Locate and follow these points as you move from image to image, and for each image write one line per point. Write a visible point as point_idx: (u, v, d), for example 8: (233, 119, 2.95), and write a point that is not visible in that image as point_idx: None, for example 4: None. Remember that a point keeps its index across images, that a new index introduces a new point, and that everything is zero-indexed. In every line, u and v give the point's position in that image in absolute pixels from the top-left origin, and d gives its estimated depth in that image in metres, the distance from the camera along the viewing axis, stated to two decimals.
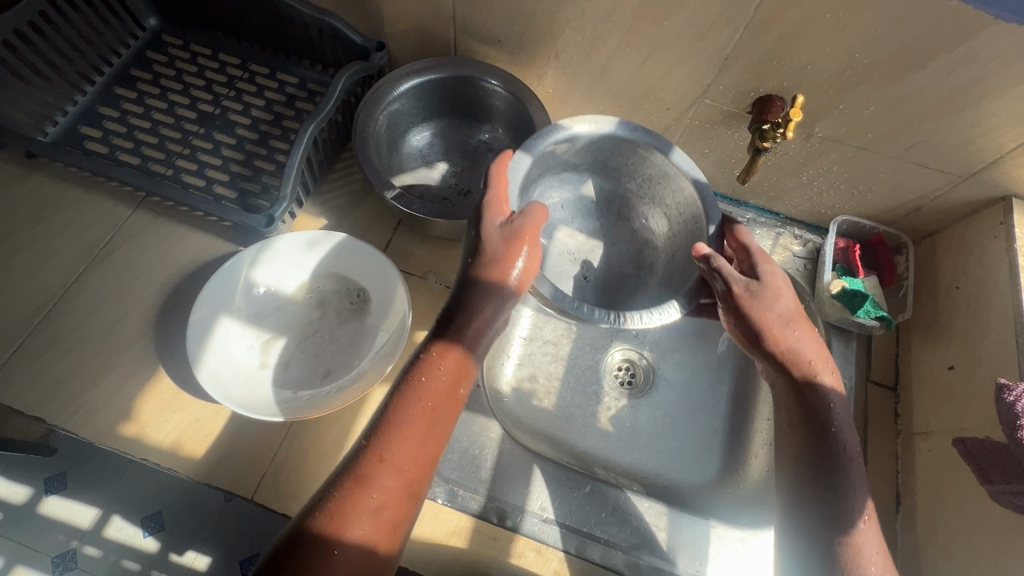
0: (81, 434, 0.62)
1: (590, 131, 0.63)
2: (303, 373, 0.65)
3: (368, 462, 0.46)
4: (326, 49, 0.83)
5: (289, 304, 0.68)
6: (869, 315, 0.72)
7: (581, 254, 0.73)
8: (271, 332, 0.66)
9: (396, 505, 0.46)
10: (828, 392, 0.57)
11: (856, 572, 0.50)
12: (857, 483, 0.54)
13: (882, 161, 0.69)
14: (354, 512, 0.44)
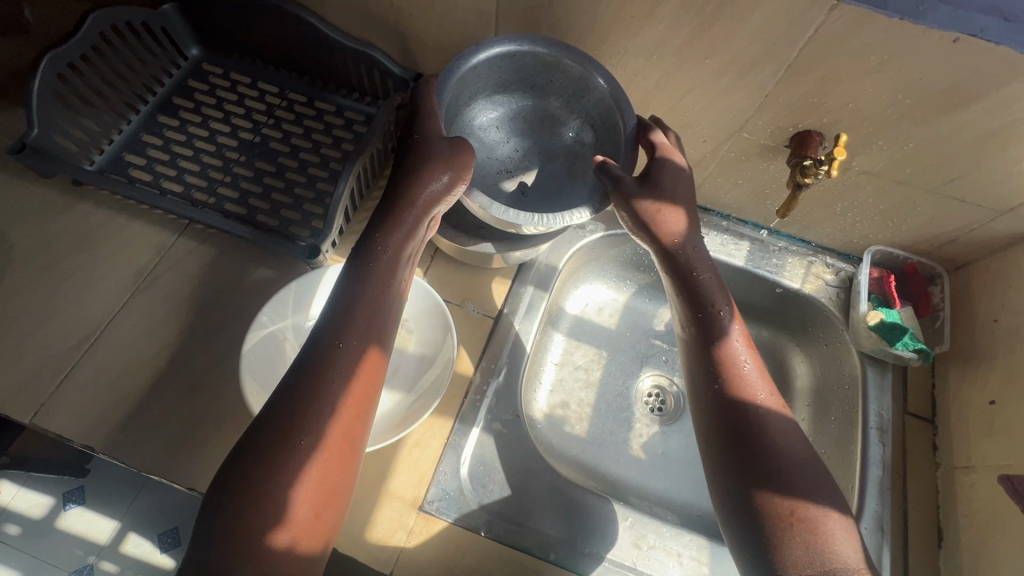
0: (129, 462, 0.63)
1: (505, 48, 0.66)
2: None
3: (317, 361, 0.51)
4: (365, 79, 0.85)
5: None
6: (908, 347, 0.73)
7: (519, 167, 0.77)
8: None
9: (346, 396, 0.51)
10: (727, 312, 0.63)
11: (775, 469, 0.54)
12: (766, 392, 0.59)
13: (919, 195, 0.70)
14: (306, 396, 0.49)
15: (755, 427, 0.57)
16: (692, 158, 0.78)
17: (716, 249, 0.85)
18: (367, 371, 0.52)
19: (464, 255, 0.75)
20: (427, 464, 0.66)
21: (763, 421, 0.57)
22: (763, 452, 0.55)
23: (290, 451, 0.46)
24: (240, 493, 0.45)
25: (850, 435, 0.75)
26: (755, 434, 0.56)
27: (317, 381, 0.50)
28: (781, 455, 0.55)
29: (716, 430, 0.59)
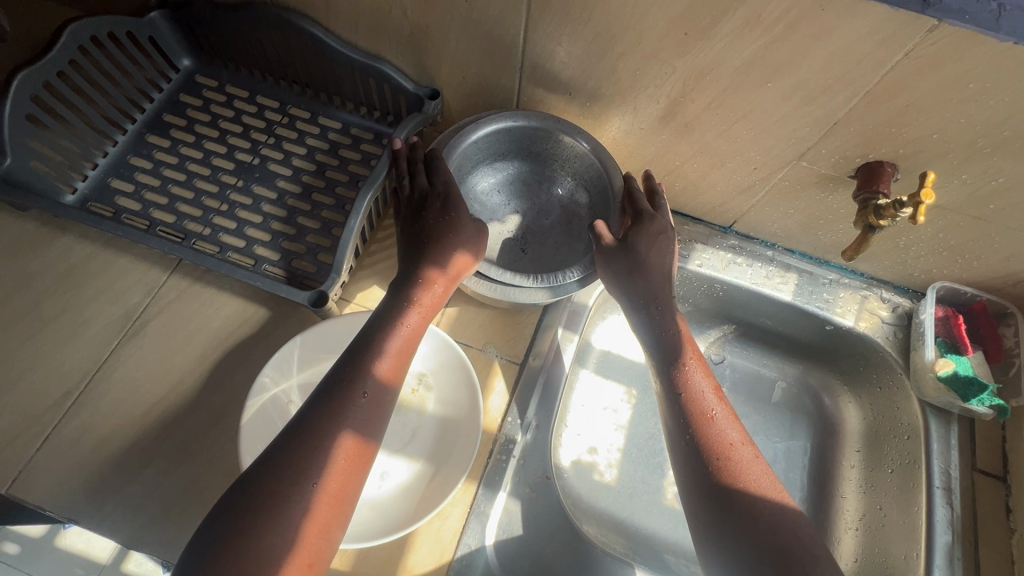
0: (117, 537, 0.57)
1: (499, 123, 0.69)
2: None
3: (334, 406, 0.47)
4: (373, 95, 0.77)
5: None
6: (983, 403, 0.66)
7: (519, 230, 0.76)
8: None
9: (354, 454, 0.46)
10: (699, 381, 0.58)
11: (782, 552, 0.48)
12: (755, 466, 0.53)
13: (1000, 232, 0.62)
14: (320, 446, 0.45)
15: (749, 510, 0.50)
16: (739, 185, 0.70)
17: (759, 282, 0.77)
18: (358, 454, 0.47)
19: (488, 297, 0.68)
20: (449, 535, 0.60)
21: (757, 503, 0.51)
22: (762, 540, 0.49)
23: (296, 496, 0.42)
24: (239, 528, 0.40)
25: (912, 494, 0.68)
26: (750, 520, 0.50)
27: (293, 461, 0.44)
28: (786, 544, 0.48)
29: (706, 516, 0.52)
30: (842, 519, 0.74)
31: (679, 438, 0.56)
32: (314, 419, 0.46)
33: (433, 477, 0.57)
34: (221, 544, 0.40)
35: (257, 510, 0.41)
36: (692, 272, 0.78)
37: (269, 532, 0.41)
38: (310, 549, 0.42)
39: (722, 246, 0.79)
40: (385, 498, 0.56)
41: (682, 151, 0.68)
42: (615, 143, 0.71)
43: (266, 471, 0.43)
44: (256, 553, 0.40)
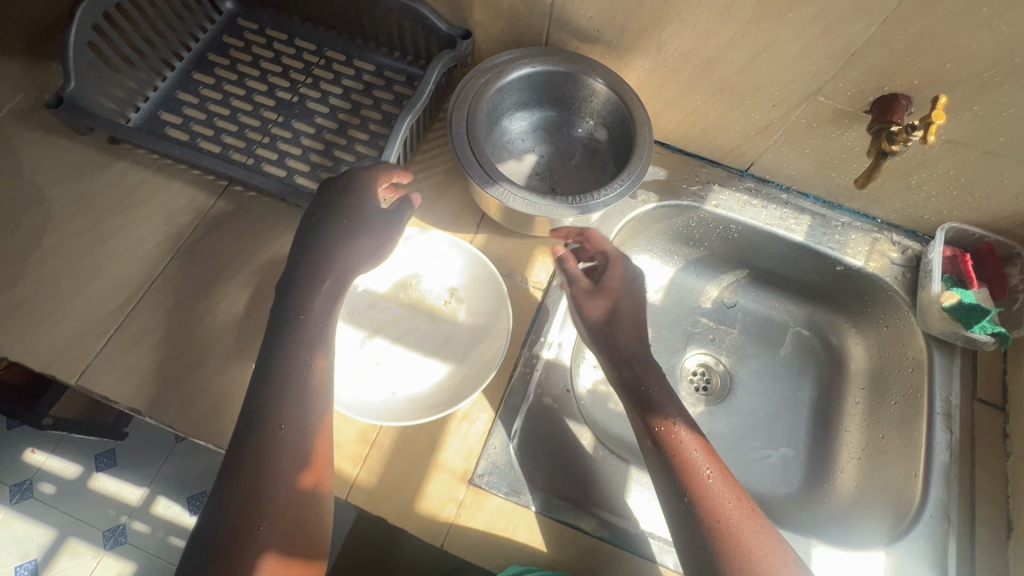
0: (175, 426, 0.62)
1: (526, 66, 0.70)
2: (400, 376, 0.63)
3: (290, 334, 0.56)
4: (407, 38, 0.81)
5: (383, 302, 0.67)
6: (985, 330, 0.69)
7: (547, 171, 0.77)
8: (366, 331, 0.66)
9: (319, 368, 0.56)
10: (684, 437, 0.58)
11: None
12: (746, 520, 0.54)
13: (1008, 167, 0.65)
14: (290, 369, 0.54)
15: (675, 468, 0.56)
16: (757, 125, 0.73)
17: (774, 223, 0.80)
18: (325, 379, 0.56)
19: (513, 222, 0.72)
20: (476, 437, 0.64)
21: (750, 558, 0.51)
22: (688, 498, 0.55)
23: (279, 417, 0.53)
24: (255, 437, 0.52)
25: (913, 421, 0.72)
26: (676, 476, 0.56)
27: (276, 383, 0.54)
28: (706, 501, 0.54)
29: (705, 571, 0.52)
30: (845, 449, 0.78)
31: (673, 498, 0.56)
32: (284, 339, 0.56)
33: (466, 374, 0.62)
34: (230, 465, 0.51)
35: (253, 447, 0.52)
36: (708, 212, 0.81)
37: (272, 448, 0.52)
38: (309, 447, 0.53)
39: (739, 188, 0.82)
40: (424, 394, 0.62)
41: (704, 89, 0.71)
42: (640, 83, 0.74)
43: (249, 406, 0.53)
44: (265, 463, 0.51)
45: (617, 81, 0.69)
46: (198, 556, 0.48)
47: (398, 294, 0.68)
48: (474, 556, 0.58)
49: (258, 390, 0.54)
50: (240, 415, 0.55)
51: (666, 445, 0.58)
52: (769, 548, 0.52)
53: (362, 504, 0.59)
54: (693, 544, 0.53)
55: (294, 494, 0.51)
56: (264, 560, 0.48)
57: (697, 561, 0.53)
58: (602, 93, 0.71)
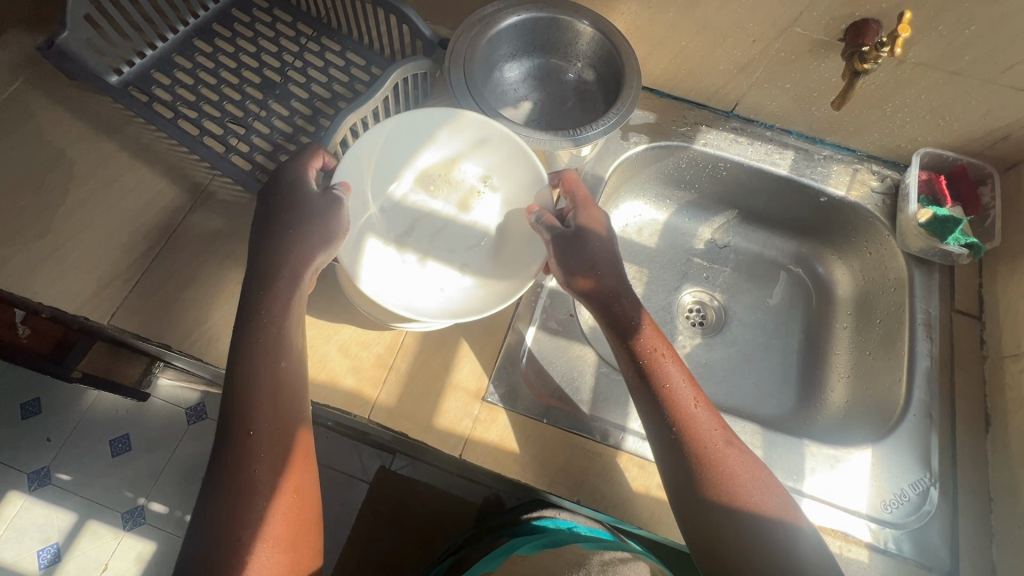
0: (203, 358, 0.66)
1: (518, 14, 0.73)
2: (444, 269, 0.70)
3: (256, 333, 0.56)
4: (393, 38, 0.83)
5: (416, 201, 0.73)
6: (959, 242, 0.74)
7: (541, 118, 0.81)
8: (406, 230, 0.72)
9: (288, 370, 0.56)
10: (669, 373, 0.58)
11: (756, 520, 0.53)
12: (730, 448, 0.56)
13: (975, 87, 0.69)
14: (254, 371, 0.55)
15: (663, 402, 0.57)
16: (740, 62, 0.77)
17: (758, 158, 0.84)
18: (294, 378, 0.56)
19: None
20: (486, 358, 0.68)
21: (732, 482, 0.54)
22: (675, 431, 0.56)
23: (249, 420, 0.53)
24: (234, 441, 0.53)
25: (897, 334, 0.76)
26: (663, 410, 0.57)
27: (244, 385, 0.54)
28: (691, 429, 0.56)
29: (690, 500, 0.54)
30: (835, 369, 0.83)
31: (661, 431, 0.57)
32: (250, 336, 0.56)
33: (499, 267, 0.70)
34: (224, 413, 0.54)
35: (234, 450, 0.53)
36: (697, 151, 0.85)
37: (250, 450, 0.53)
38: (286, 435, 0.55)
39: (724, 128, 0.86)
40: (468, 284, 0.69)
41: (688, 29, 0.75)
42: (626, 28, 0.78)
43: (232, 359, 0.56)
44: (245, 466, 0.52)
45: (611, 30, 0.72)
46: (212, 492, 0.52)
47: (428, 191, 0.73)
48: (487, 465, 0.63)
49: (263, 331, 0.56)
50: (249, 344, 0.56)
51: (654, 383, 0.58)
52: (748, 470, 0.55)
53: (384, 420, 0.64)
54: (678, 471, 0.55)
55: (280, 493, 0.53)
56: (273, 497, 0.52)
57: (678, 485, 0.55)
58: (593, 38, 0.74)
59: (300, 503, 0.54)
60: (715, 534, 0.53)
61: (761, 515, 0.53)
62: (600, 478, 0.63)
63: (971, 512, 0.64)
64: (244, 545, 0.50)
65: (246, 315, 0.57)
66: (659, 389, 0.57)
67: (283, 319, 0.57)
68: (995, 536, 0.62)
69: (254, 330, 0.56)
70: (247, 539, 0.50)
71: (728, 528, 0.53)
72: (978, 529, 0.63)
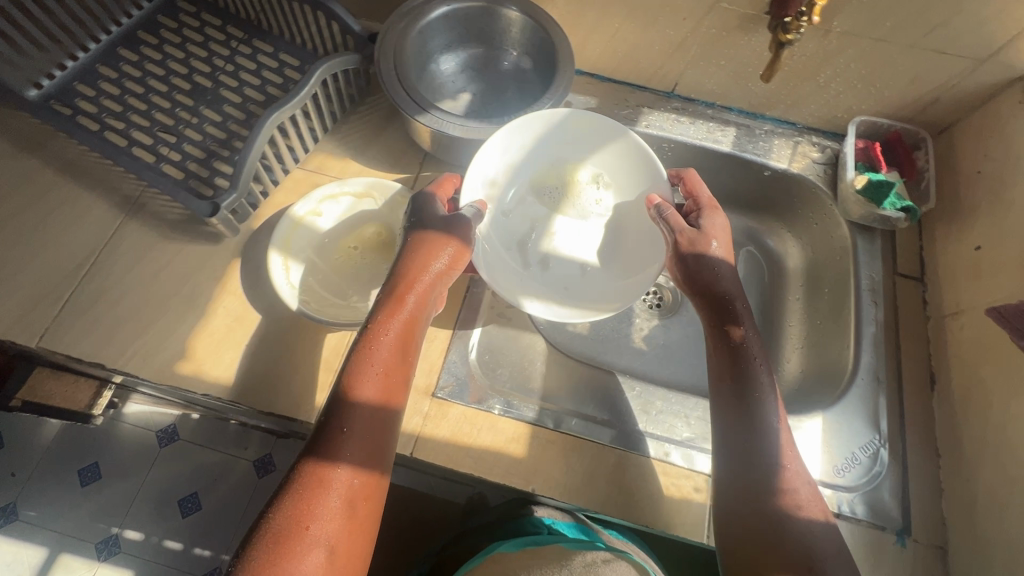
0: (141, 375, 0.64)
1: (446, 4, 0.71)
2: (565, 272, 0.76)
3: (377, 330, 0.56)
4: (325, 36, 0.81)
5: (533, 205, 0.78)
6: (894, 206, 0.75)
7: (480, 108, 0.80)
8: (522, 235, 0.77)
9: (399, 380, 0.55)
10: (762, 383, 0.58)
11: (796, 539, 0.51)
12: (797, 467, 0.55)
13: (901, 52, 0.70)
14: (367, 365, 0.54)
15: (738, 389, 0.58)
16: (673, 41, 0.77)
17: (702, 136, 0.84)
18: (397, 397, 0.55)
19: (454, 155, 0.75)
20: (437, 353, 0.67)
21: (787, 494, 0.53)
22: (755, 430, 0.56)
23: (351, 412, 0.51)
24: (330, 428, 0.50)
25: (844, 301, 0.77)
26: (737, 395, 0.58)
27: (357, 377, 0.53)
28: (757, 420, 0.57)
29: (742, 492, 0.54)
30: (790, 341, 0.83)
31: (737, 424, 0.57)
32: (372, 334, 0.56)
33: (623, 269, 0.76)
34: (322, 418, 0.52)
35: (325, 437, 0.50)
36: (640, 133, 0.85)
37: (338, 441, 0.50)
38: (375, 445, 0.51)
39: (666, 109, 0.86)
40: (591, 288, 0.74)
41: (620, 10, 0.75)
42: (558, 12, 0.77)
43: (352, 348, 0.55)
44: (330, 454, 0.49)
45: (540, 15, 0.72)
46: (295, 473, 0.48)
47: (542, 196, 0.78)
48: (438, 461, 0.62)
49: (382, 330, 0.56)
50: (364, 342, 0.55)
51: (746, 384, 0.58)
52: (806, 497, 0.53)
53: None
54: (742, 465, 0.55)
55: (350, 498, 0.48)
56: (344, 498, 0.48)
57: (737, 476, 0.55)
58: (525, 25, 0.73)
59: (364, 525, 0.48)
60: (755, 535, 0.52)
61: (797, 519, 0.52)
62: (553, 465, 0.62)
63: (919, 470, 0.65)
64: (302, 536, 0.45)
65: (367, 324, 0.57)
66: (749, 389, 0.58)
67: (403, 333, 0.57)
68: (943, 492, 0.63)
69: (374, 331, 0.56)
70: (314, 532, 0.45)
71: (760, 519, 0.52)
72: (927, 486, 0.64)
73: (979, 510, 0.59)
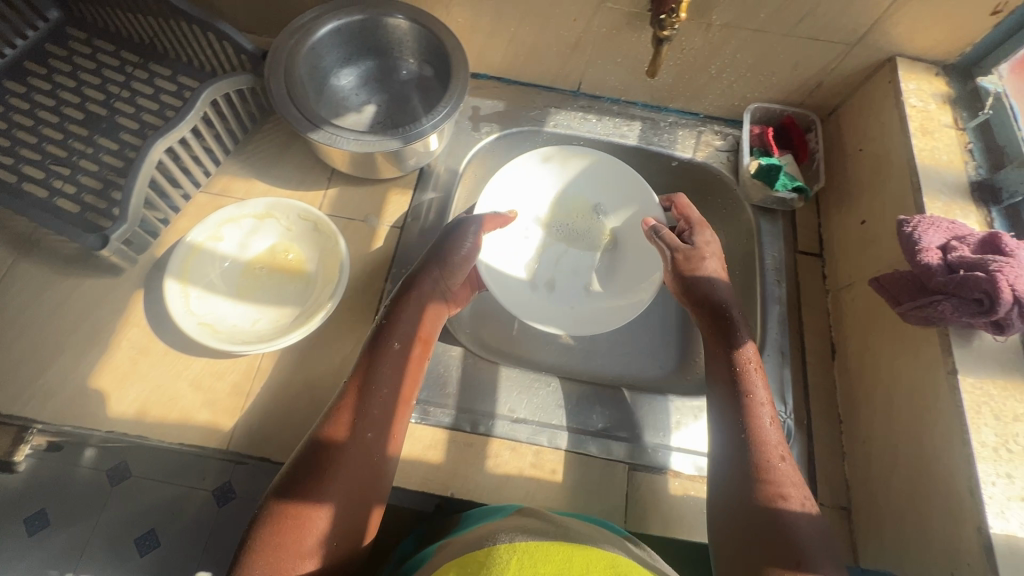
0: (38, 418, 0.62)
1: (337, 19, 0.71)
2: (569, 292, 0.81)
3: (379, 348, 0.60)
4: (221, 57, 0.80)
5: (540, 231, 0.84)
6: (786, 187, 0.78)
7: (384, 119, 0.80)
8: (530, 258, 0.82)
9: (400, 400, 0.58)
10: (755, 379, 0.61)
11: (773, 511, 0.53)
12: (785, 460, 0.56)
13: (779, 41, 0.73)
14: (371, 381, 0.57)
15: (734, 392, 0.61)
16: (569, 41, 0.79)
17: (608, 132, 0.87)
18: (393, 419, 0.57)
19: (361, 168, 0.74)
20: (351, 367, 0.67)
21: (772, 475, 0.55)
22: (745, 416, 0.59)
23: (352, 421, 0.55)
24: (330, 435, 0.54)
25: (751, 282, 0.80)
26: (733, 397, 0.60)
27: (359, 390, 0.57)
28: (751, 410, 0.59)
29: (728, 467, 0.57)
30: None
31: (726, 408, 0.60)
32: (374, 353, 0.59)
33: (627, 287, 0.80)
34: (309, 445, 0.53)
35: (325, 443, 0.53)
36: (549, 133, 0.86)
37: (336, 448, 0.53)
38: (371, 456, 0.54)
39: (573, 107, 0.88)
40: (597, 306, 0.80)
41: (512, 14, 0.76)
42: (454, 21, 0.78)
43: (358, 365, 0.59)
44: (325, 460, 0.52)
45: (429, 21, 0.72)
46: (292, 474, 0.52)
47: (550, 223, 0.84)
48: None
49: (379, 349, 0.60)
50: (370, 359, 0.59)
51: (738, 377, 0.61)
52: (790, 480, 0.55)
53: (245, 449, 0.62)
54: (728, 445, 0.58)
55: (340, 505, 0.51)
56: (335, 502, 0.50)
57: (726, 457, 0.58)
58: (419, 33, 0.74)
59: (348, 531, 0.51)
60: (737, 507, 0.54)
61: (795, 517, 0.52)
62: (472, 468, 0.63)
63: (823, 437, 0.68)
64: (296, 533, 0.48)
65: (371, 342, 0.61)
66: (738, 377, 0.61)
67: (397, 356, 0.60)
68: (846, 457, 0.67)
69: (377, 350, 0.60)
70: (304, 531, 0.48)
71: (755, 514, 0.53)
72: (829, 451, 0.67)
73: (874, 471, 0.62)
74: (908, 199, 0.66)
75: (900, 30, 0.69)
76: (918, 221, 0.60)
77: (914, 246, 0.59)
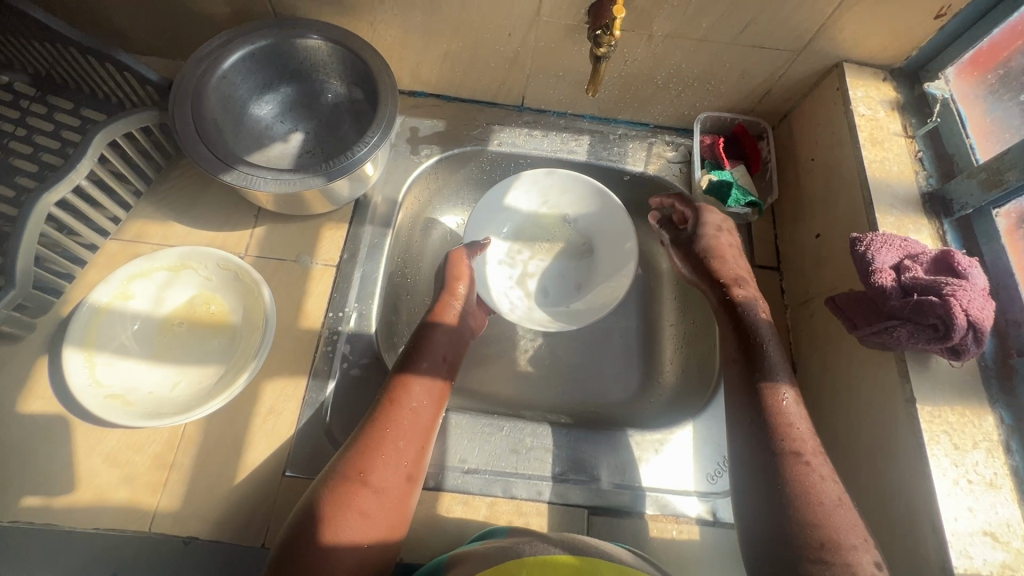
0: None
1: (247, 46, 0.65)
2: (563, 295, 0.79)
3: (387, 411, 0.55)
4: (125, 87, 0.73)
5: (524, 244, 0.81)
6: (740, 202, 0.76)
7: (312, 147, 0.74)
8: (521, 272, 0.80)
9: (410, 470, 0.54)
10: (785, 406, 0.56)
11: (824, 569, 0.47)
12: (841, 510, 0.50)
13: (724, 50, 0.70)
14: (382, 451, 0.53)
15: (771, 436, 0.55)
16: (507, 56, 0.74)
17: (556, 149, 0.83)
18: (402, 498, 0.52)
19: (288, 206, 0.69)
20: (285, 427, 0.61)
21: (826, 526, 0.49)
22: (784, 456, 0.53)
23: (359, 495, 0.50)
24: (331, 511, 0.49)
25: None
26: (768, 436, 0.55)
27: (370, 459, 0.52)
28: (790, 447, 0.54)
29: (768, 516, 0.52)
30: (669, 340, 0.82)
31: (759, 448, 0.55)
32: (379, 418, 0.55)
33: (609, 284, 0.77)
34: (307, 520, 0.48)
35: (326, 522, 0.48)
36: (493, 152, 0.81)
37: (335, 525, 0.48)
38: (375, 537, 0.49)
39: (518, 123, 0.83)
40: (584, 305, 0.78)
41: (443, 30, 0.71)
42: (381, 39, 0.73)
43: (362, 428, 0.55)
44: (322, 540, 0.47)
45: (350, 40, 0.67)
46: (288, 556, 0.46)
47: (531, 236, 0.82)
48: None
49: (389, 415, 0.55)
50: (376, 423, 0.55)
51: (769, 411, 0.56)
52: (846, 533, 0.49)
53: (169, 530, 0.56)
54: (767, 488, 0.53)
55: None
56: None
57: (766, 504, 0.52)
58: (340, 54, 0.68)
59: None
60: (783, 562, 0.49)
61: None
62: (421, 528, 0.59)
63: None
64: None
65: (375, 404, 0.57)
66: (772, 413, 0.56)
67: (408, 422, 0.55)
68: None
69: (387, 415, 0.55)
70: None
71: None
72: None
73: None
74: (860, 214, 0.64)
75: (845, 36, 0.66)
76: (870, 240, 0.57)
77: (868, 267, 0.56)
